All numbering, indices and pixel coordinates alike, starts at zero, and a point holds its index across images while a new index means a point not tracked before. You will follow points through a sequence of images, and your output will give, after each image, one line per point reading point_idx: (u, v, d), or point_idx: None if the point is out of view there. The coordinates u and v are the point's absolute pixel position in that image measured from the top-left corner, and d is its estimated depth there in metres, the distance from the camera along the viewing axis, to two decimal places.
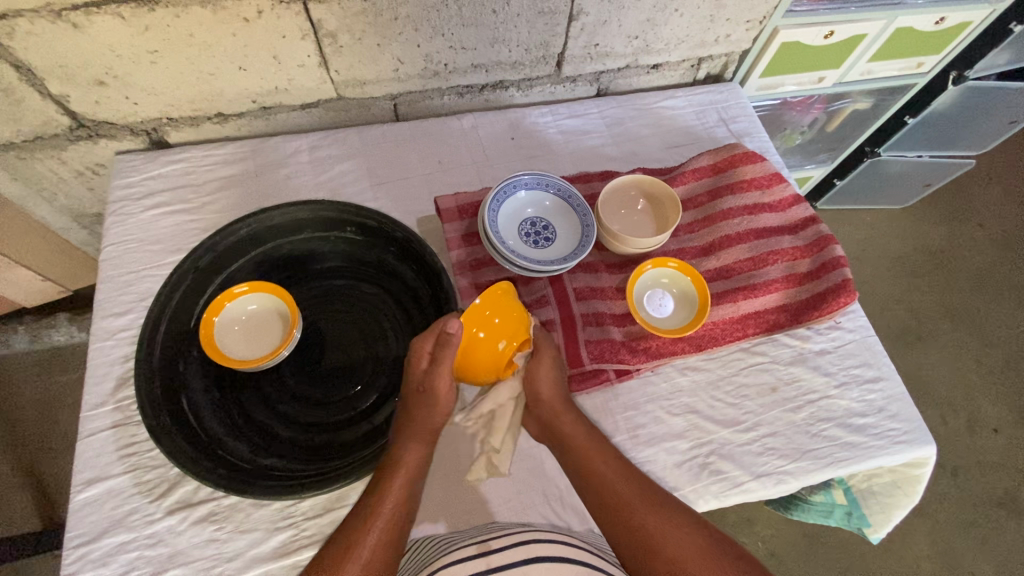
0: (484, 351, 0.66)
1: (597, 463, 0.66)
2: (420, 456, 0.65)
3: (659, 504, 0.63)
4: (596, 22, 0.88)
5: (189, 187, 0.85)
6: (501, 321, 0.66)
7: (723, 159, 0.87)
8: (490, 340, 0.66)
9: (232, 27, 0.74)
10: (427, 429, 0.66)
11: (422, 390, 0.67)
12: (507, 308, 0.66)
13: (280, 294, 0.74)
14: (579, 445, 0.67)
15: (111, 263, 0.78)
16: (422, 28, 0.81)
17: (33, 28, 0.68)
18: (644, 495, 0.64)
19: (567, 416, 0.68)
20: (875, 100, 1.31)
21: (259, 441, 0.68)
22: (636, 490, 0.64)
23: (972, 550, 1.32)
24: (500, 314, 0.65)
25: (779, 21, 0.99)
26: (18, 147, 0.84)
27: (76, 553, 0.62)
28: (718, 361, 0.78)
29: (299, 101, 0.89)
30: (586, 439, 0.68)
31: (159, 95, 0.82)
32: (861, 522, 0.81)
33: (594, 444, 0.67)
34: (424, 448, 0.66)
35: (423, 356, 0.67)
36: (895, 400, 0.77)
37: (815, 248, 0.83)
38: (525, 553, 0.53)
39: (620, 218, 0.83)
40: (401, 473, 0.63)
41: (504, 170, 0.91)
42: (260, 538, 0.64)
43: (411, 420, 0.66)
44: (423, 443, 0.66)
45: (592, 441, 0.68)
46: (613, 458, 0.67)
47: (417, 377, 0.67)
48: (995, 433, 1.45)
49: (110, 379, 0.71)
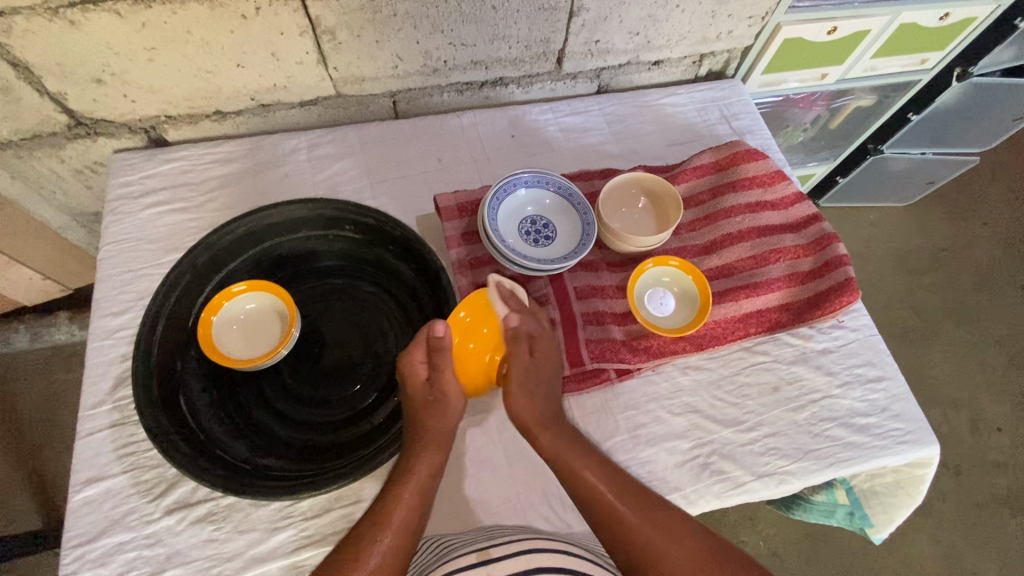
0: (474, 360, 0.72)
1: (578, 472, 0.65)
2: (433, 461, 0.65)
3: (657, 515, 0.63)
4: (596, 19, 0.88)
5: (187, 185, 0.84)
6: (489, 331, 0.71)
7: (725, 157, 0.87)
8: (480, 350, 0.72)
9: (229, 24, 0.74)
10: (441, 436, 0.66)
11: (427, 400, 0.67)
12: (490, 317, 0.71)
13: (278, 292, 0.74)
14: (562, 460, 0.66)
15: (110, 262, 0.78)
16: (421, 25, 0.81)
17: (30, 25, 0.67)
18: (640, 502, 0.64)
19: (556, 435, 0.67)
20: (878, 96, 1.30)
21: (257, 441, 0.68)
22: (635, 499, 0.64)
23: (974, 549, 1.32)
24: (487, 324, 0.71)
25: (782, 17, 0.98)
26: (17, 146, 0.84)
27: (74, 553, 0.62)
28: (719, 361, 0.78)
29: (297, 99, 0.89)
30: (573, 450, 0.67)
31: (157, 93, 0.81)
32: (862, 523, 0.80)
33: (580, 455, 0.67)
34: (437, 455, 0.65)
35: (420, 370, 0.68)
36: (898, 400, 0.76)
37: (817, 247, 0.83)
38: (530, 561, 0.53)
39: (620, 216, 0.83)
40: (412, 480, 0.63)
41: (504, 168, 0.91)
42: (259, 538, 0.64)
43: (419, 430, 0.65)
44: (435, 450, 0.65)
45: (579, 449, 0.67)
46: (609, 463, 0.67)
47: (418, 393, 0.67)
48: (998, 433, 1.44)
49: (108, 378, 0.71)
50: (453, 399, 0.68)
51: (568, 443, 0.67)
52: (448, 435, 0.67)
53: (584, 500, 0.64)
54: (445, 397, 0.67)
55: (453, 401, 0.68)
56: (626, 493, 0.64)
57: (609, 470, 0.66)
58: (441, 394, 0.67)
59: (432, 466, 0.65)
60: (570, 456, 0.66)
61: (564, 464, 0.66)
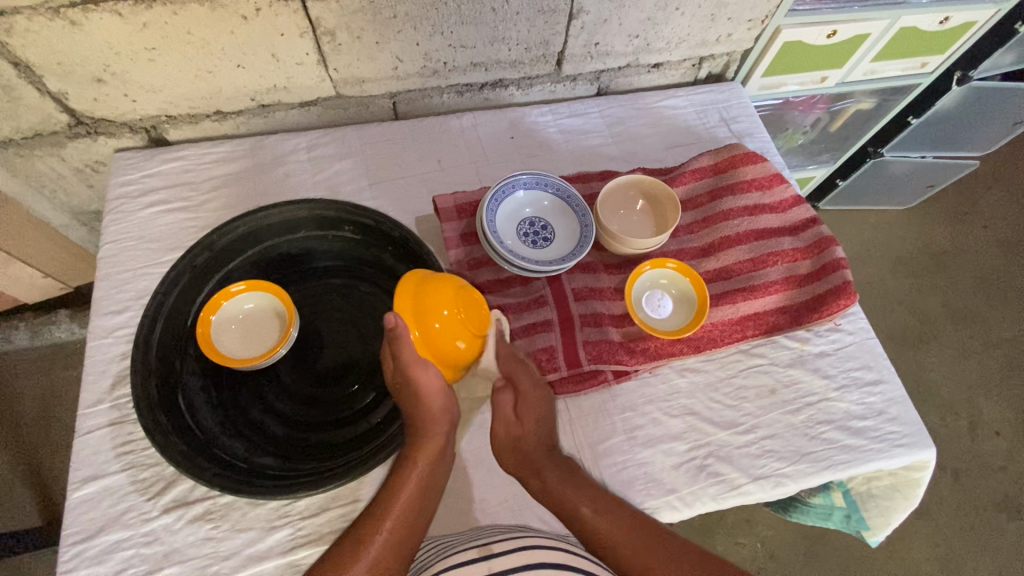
0: (446, 344, 0.66)
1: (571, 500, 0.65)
2: (433, 451, 0.65)
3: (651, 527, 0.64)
4: (596, 21, 0.88)
5: (187, 185, 0.85)
6: (449, 310, 0.66)
7: (724, 159, 0.87)
8: (448, 330, 0.66)
9: (229, 25, 0.74)
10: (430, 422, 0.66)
11: (398, 384, 0.67)
12: (446, 297, 0.66)
13: (277, 292, 0.74)
14: (562, 489, 0.66)
15: (109, 261, 0.78)
16: (421, 27, 0.81)
17: (31, 25, 0.68)
18: (633, 512, 0.65)
19: (551, 471, 0.67)
20: (878, 100, 1.30)
21: (255, 440, 0.68)
22: (623, 508, 0.65)
23: (973, 553, 1.32)
24: (444, 305, 0.66)
25: (783, 20, 0.99)
26: (17, 144, 0.84)
27: (72, 551, 0.62)
28: (716, 363, 0.78)
29: (297, 100, 0.89)
30: (572, 482, 0.67)
31: (158, 93, 0.81)
32: (859, 525, 0.81)
33: (578, 484, 0.66)
34: (435, 439, 0.66)
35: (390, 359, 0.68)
36: (895, 404, 0.77)
37: (815, 250, 0.83)
38: (529, 558, 0.53)
39: (618, 218, 0.83)
40: (415, 469, 0.64)
41: (503, 169, 0.91)
42: (256, 537, 0.64)
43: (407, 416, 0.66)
44: (433, 436, 0.66)
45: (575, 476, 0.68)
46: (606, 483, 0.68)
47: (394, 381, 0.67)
48: (997, 436, 1.44)
49: (107, 376, 0.71)
50: (423, 380, 0.65)
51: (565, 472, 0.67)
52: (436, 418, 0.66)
53: (580, 519, 0.64)
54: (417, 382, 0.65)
55: (424, 383, 0.65)
56: (622, 511, 0.65)
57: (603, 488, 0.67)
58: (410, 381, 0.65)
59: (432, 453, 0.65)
60: (569, 488, 0.66)
61: (564, 500, 0.65)
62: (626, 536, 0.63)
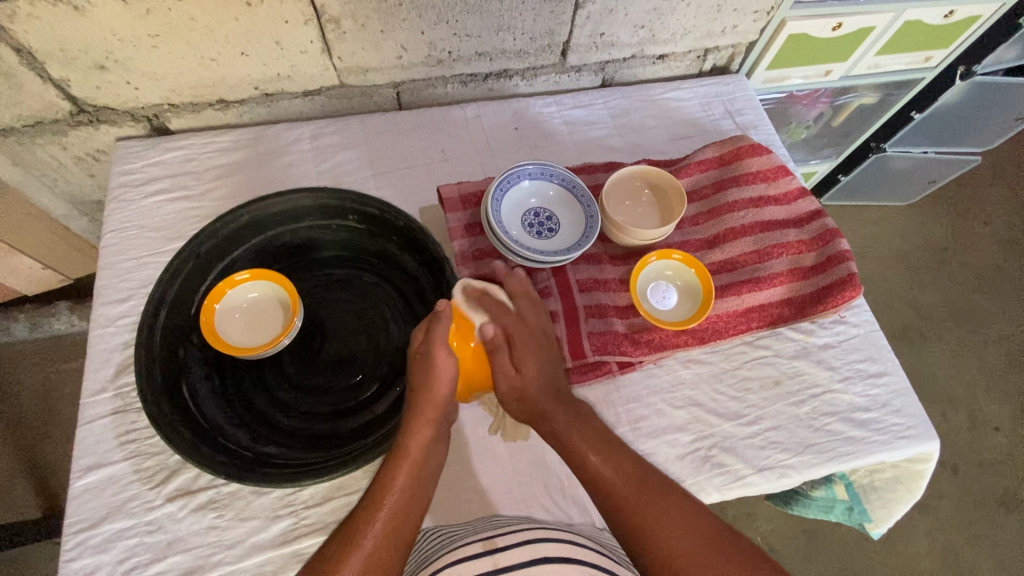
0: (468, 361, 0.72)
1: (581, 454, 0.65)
2: (425, 438, 0.64)
3: (667, 499, 0.61)
4: (601, 11, 0.88)
5: (190, 174, 0.84)
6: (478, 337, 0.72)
7: (729, 150, 0.86)
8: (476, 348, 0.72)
9: (233, 12, 0.74)
10: (433, 411, 0.66)
11: (416, 356, 0.68)
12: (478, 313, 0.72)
13: (281, 281, 0.74)
14: (574, 445, 0.65)
15: (112, 249, 0.78)
16: (426, 15, 0.81)
17: (33, 11, 0.67)
18: (657, 489, 0.62)
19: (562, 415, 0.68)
20: (881, 94, 1.30)
21: (259, 429, 0.68)
22: (644, 486, 0.62)
23: (973, 548, 1.32)
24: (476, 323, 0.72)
25: (789, 13, 0.98)
26: (18, 132, 0.83)
27: (75, 539, 0.62)
28: (720, 355, 0.78)
29: (300, 89, 0.88)
30: (578, 425, 0.67)
31: (160, 81, 0.81)
32: (861, 518, 0.80)
33: (584, 434, 0.66)
34: (430, 430, 0.65)
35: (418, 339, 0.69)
36: (899, 396, 0.77)
37: (820, 242, 0.82)
38: (534, 552, 0.52)
39: (623, 209, 0.83)
40: (411, 457, 0.63)
41: (507, 160, 0.91)
42: (260, 526, 0.64)
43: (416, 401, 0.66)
44: (428, 427, 0.65)
45: (581, 424, 0.67)
46: (633, 460, 0.65)
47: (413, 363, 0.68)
48: (996, 432, 1.44)
49: (110, 365, 0.71)
50: (441, 360, 0.67)
51: (573, 423, 0.67)
52: (440, 405, 0.66)
53: (604, 495, 0.62)
54: (434, 363, 0.67)
55: (441, 364, 0.67)
56: (645, 487, 0.62)
57: (612, 446, 0.65)
58: (431, 357, 0.67)
59: (426, 442, 0.64)
60: (579, 436, 0.66)
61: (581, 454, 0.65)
62: (647, 509, 0.60)
